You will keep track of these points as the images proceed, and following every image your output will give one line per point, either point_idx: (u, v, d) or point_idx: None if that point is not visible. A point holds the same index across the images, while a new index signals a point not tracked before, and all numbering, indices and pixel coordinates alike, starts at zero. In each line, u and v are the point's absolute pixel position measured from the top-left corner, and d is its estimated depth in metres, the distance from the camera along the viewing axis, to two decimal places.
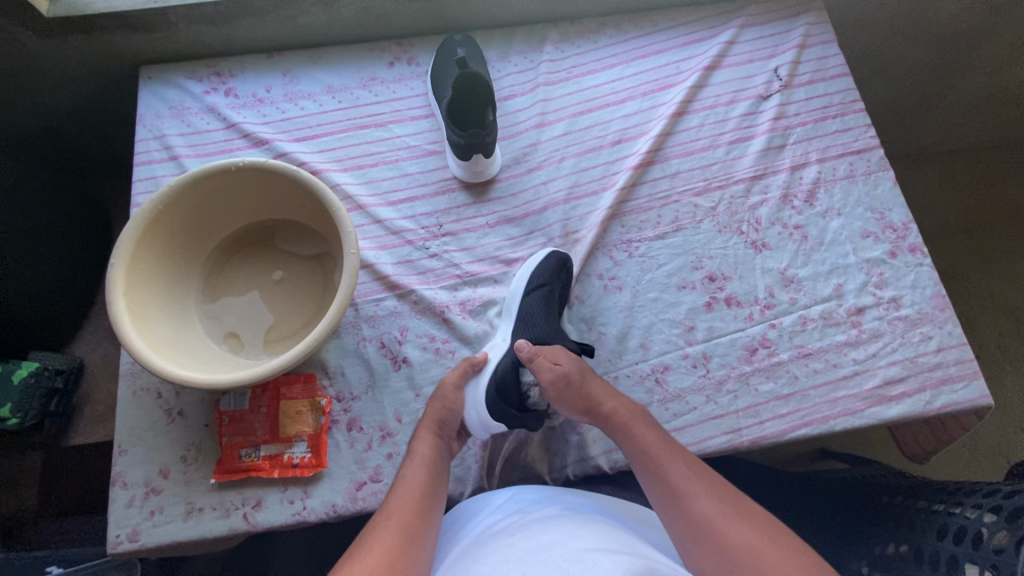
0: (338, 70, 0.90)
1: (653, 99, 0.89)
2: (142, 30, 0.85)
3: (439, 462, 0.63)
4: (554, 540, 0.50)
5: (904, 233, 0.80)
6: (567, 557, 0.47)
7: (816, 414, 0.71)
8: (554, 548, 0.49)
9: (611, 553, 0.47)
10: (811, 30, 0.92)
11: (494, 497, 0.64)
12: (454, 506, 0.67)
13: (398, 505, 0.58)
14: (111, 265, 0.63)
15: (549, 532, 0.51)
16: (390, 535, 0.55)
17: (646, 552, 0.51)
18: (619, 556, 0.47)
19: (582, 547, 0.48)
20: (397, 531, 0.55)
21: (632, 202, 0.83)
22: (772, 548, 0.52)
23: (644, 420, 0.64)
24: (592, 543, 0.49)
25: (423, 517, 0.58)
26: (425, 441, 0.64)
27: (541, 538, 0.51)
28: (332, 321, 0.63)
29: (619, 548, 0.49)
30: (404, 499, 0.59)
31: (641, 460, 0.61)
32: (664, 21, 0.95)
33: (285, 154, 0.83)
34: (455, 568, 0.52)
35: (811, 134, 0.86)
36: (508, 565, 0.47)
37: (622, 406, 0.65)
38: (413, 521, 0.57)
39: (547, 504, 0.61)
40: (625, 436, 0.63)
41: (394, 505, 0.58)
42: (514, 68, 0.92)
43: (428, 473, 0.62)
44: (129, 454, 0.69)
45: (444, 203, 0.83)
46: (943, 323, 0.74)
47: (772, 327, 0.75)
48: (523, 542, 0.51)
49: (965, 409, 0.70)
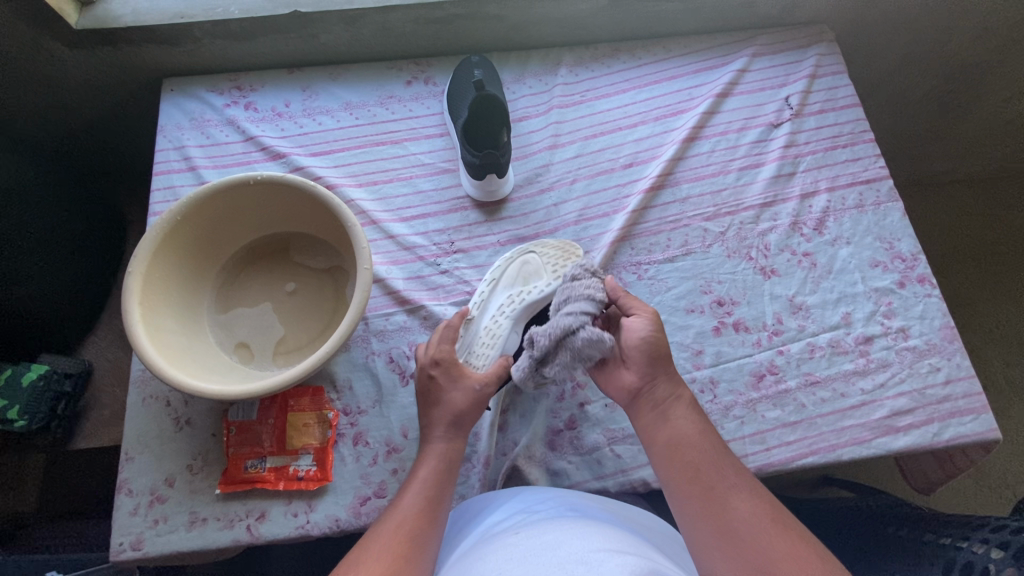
0: (356, 86, 0.92)
1: (665, 124, 0.90)
2: (168, 44, 0.87)
3: (453, 466, 0.62)
4: (559, 539, 0.50)
5: (912, 263, 0.80)
6: (573, 558, 0.46)
7: (824, 443, 0.71)
8: (558, 548, 0.48)
9: (617, 554, 0.47)
10: (822, 61, 0.93)
11: (499, 499, 0.63)
12: (460, 505, 0.67)
13: (405, 505, 0.58)
14: (127, 273, 0.64)
15: (552, 533, 0.51)
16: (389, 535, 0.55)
17: (654, 555, 0.50)
18: (626, 557, 0.46)
19: (587, 547, 0.48)
20: (403, 530, 0.55)
21: (644, 225, 0.84)
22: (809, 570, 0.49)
23: (682, 410, 0.61)
24: (598, 544, 0.48)
25: (428, 519, 0.57)
26: (442, 443, 0.63)
27: (544, 538, 0.50)
28: (345, 336, 0.63)
29: (627, 551, 0.48)
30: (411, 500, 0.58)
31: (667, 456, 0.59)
32: (677, 49, 0.96)
33: (301, 168, 0.85)
34: (459, 568, 0.52)
35: (821, 162, 0.86)
36: (512, 564, 0.47)
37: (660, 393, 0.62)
38: (423, 524, 0.57)
39: (551, 505, 0.60)
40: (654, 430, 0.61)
41: (399, 503, 0.58)
42: (529, 90, 0.94)
43: (438, 475, 0.61)
44: (135, 462, 0.69)
45: (457, 221, 0.84)
46: (951, 355, 0.74)
47: (780, 354, 0.76)
48: (526, 540, 0.51)
49: (973, 442, 0.70)
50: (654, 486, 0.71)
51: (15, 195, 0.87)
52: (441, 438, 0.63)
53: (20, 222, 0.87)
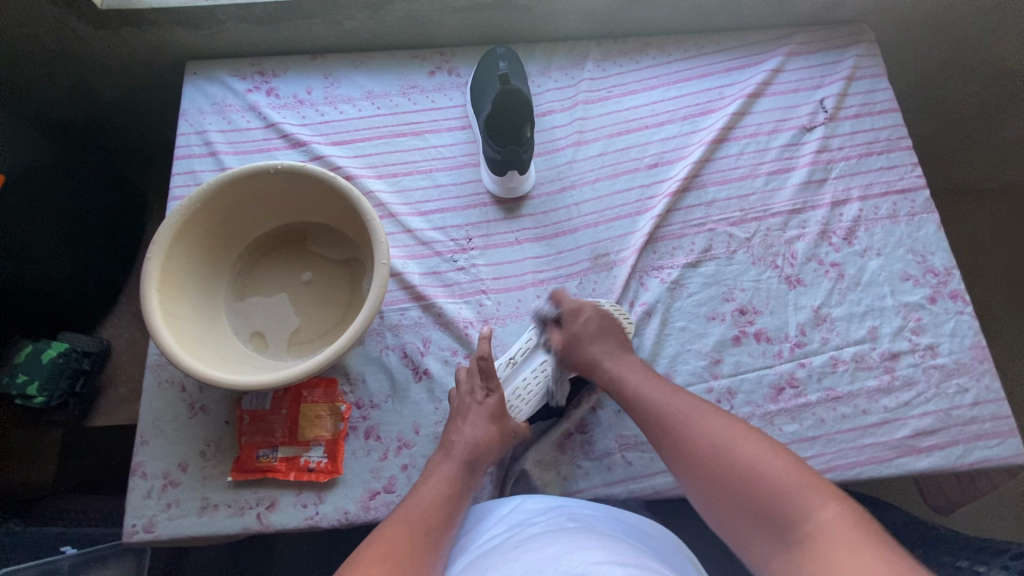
0: (379, 75, 0.91)
1: (692, 124, 0.88)
2: (191, 27, 0.86)
3: (461, 479, 0.63)
4: (559, 553, 0.49)
5: (945, 278, 0.77)
6: (572, 570, 0.46)
7: (842, 459, 0.69)
8: (558, 561, 0.47)
9: (616, 566, 0.46)
10: (861, 62, 0.90)
11: (499, 510, 0.63)
12: (473, 508, 0.66)
13: (404, 517, 0.58)
14: (146, 258, 0.64)
15: (550, 547, 0.50)
16: (400, 526, 0.56)
17: (655, 566, 0.50)
18: (625, 569, 0.46)
19: (587, 559, 0.47)
20: (406, 538, 0.55)
21: (667, 228, 0.81)
22: (785, 474, 0.52)
23: (641, 371, 0.68)
24: (597, 555, 0.48)
25: (433, 535, 0.57)
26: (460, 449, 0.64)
27: (543, 552, 0.50)
28: (359, 330, 0.62)
29: (625, 561, 0.48)
30: (412, 511, 0.59)
31: (637, 416, 0.65)
32: (710, 45, 0.93)
33: (321, 158, 0.84)
34: None
35: (854, 169, 0.83)
36: None
37: (621, 363, 0.69)
38: (426, 539, 0.56)
39: (549, 515, 0.59)
40: (623, 392, 0.67)
41: (399, 513, 0.58)
42: (555, 84, 0.91)
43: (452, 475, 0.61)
44: (149, 445, 0.70)
45: (475, 217, 0.82)
46: (981, 376, 0.72)
47: (802, 366, 0.74)
48: (525, 555, 0.50)
49: (999, 466, 0.68)
50: (665, 495, 0.70)
51: (30, 173, 0.85)
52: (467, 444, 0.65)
53: (34, 206, 0.86)
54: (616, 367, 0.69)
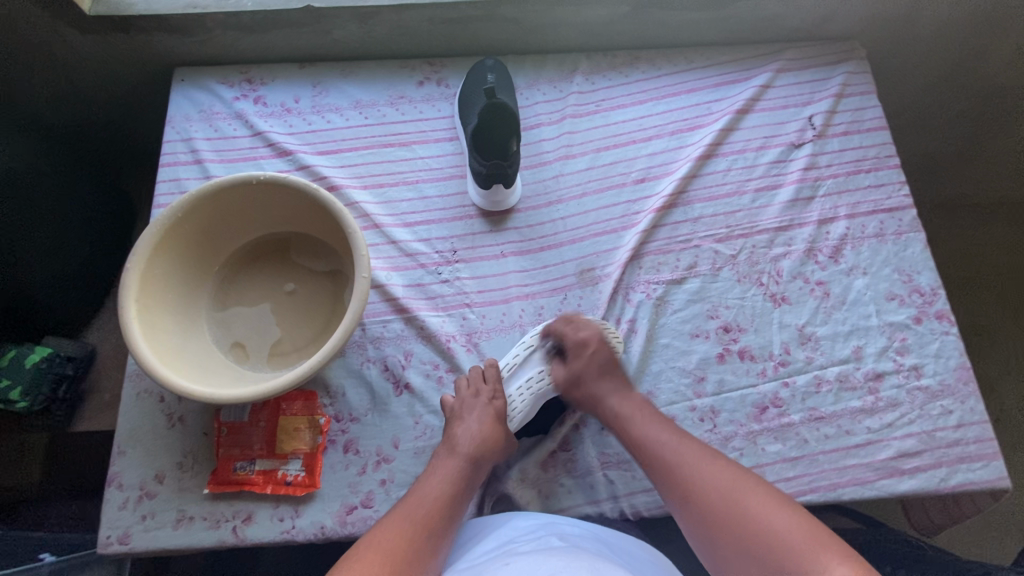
0: (367, 85, 0.90)
1: (680, 139, 0.87)
2: (180, 34, 0.86)
3: (459, 482, 0.63)
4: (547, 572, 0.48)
5: (931, 298, 0.77)
6: None
7: (824, 480, 0.68)
8: None
9: None
10: (850, 80, 0.90)
11: (497, 521, 0.63)
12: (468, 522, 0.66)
13: (399, 517, 0.58)
14: (125, 269, 0.63)
15: (537, 564, 0.50)
16: (396, 527, 0.57)
17: None
18: None
19: None
20: (399, 540, 0.56)
21: (653, 244, 0.81)
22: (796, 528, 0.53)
23: (646, 409, 0.67)
24: None
25: (425, 541, 0.57)
26: (445, 463, 0.64)
27: (531, 569, 0.49)
28: (336, 346, 0.62)
29: None
30: (409, 510, 0.59)
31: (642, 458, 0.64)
32: (700, 60, 0.93)
33: (307, 167, 0.84)
34: None
35: (842, 187, 0.83)
36: None
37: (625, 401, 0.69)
38: (417, 542, 0.56)
39: (541, 533, 0.59)
40: (631, 438, 0.65)
41: (396, 512, 0.59)
42: (543, 96, 0.91)
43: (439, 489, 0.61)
44: (126, 456, 0.69)
45: (460, 229, 0.82)
46: (965, 398, 0.71)
47: (785, 386, 0.73)
48: (516, 569, 0.50)
49: (981, 490, 0.68)
50: (644, 514, 0.69)
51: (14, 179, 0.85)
52: (448, 460, 0.64)
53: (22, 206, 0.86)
54: (623, 408, 0.68)
